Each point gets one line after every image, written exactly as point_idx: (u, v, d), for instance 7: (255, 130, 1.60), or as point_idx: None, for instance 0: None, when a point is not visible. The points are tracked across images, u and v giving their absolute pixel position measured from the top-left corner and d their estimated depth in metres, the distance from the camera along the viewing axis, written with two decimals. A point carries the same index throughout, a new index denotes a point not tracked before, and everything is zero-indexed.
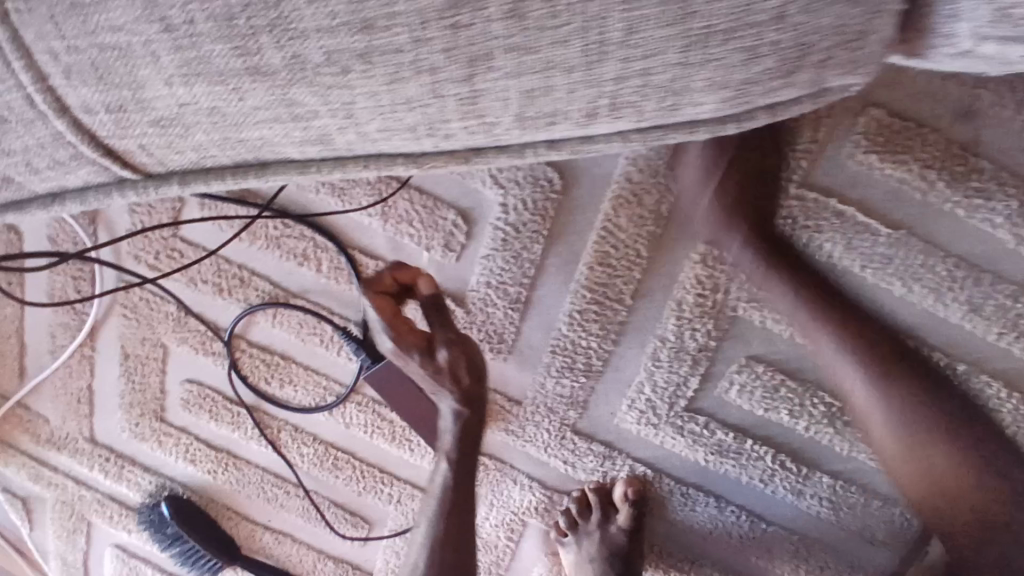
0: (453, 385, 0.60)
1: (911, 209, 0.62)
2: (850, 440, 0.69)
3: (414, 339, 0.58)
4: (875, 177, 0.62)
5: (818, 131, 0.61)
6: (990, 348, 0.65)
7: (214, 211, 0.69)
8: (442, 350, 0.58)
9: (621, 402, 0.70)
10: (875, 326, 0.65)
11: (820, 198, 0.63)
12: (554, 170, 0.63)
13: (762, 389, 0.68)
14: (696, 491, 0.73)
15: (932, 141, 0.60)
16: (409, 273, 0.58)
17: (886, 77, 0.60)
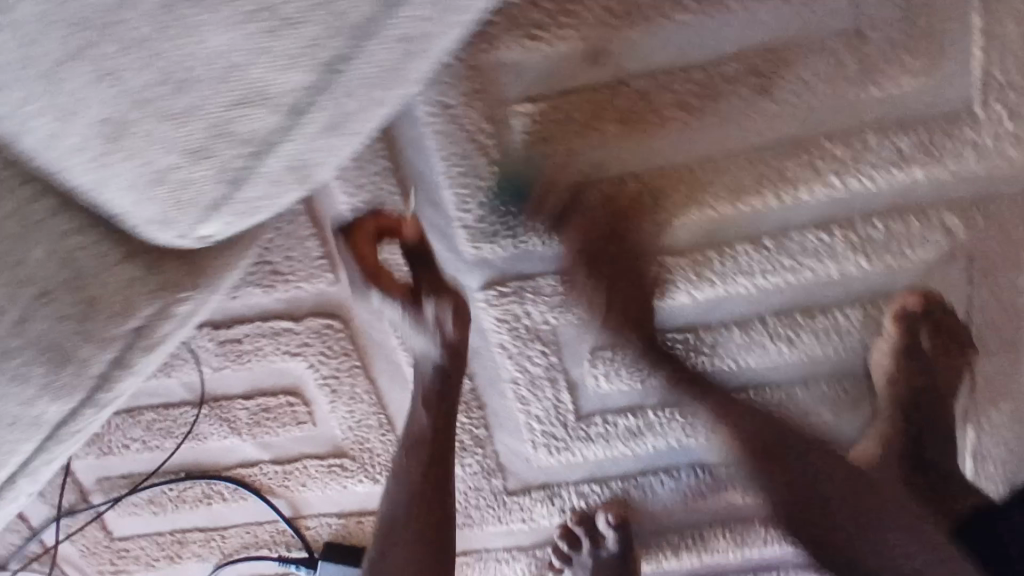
0: (436, 336, 0.59)
1: (615, 155, 0.62)
2: (725, 356, 0.70)
3: (396, 290, 0.58)
4: (565, 152, 0.62)
5: (491, 153, 0.61)
6: (784, 211, 0.64)
7: (123, 507, 0.76)
8: (427, 301, 0.58)
9: (527, 445, 0.74)
10: (668, 260, 0.66)
11: (538, 199, 0.63)
12: (325, 316, 0.67)
13: (626, 366, 0.70)
14: (644, 475, 0.76)
15: (585, 95, 0.60)
16: (397, 218, 0.59)
17: (509, 71, 0.60)
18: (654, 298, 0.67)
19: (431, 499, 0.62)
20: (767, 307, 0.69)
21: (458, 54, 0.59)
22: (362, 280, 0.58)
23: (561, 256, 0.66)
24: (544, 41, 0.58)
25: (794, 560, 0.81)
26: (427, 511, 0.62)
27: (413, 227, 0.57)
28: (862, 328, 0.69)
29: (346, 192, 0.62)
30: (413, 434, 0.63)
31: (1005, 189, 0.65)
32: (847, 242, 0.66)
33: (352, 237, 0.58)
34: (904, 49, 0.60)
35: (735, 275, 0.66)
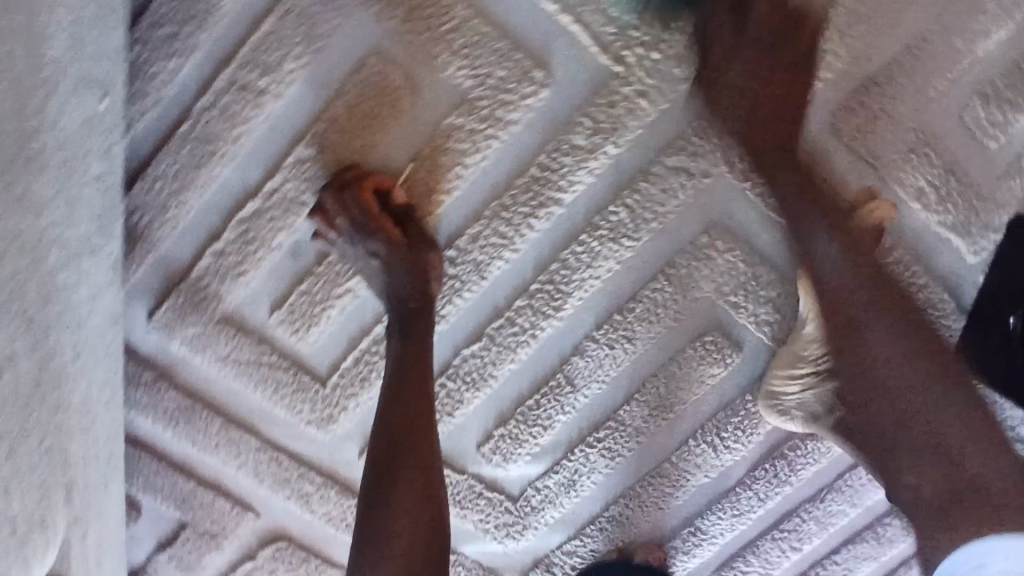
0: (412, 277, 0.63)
1: (368, 304, 0.69)
2: (586, 384, 0.73)
3: (392, 231, 0.63)
4: (329, 327, 0.69)
5: (283, 365, 0.70)
6: (530, 251, 0.67)
7: None
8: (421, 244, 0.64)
9: (495, 541, 0.80)
10: (465, 348, 0.71)
11: (342, 372, 0.71)
12: (274, 541, 0.79)
13: (513, 442, 0.75)
14: (608, 509, 0.79)
15: (310, 285, 0.67)
16: (389, 177, 0.64)
17: (244, 303, 0.68)
18: (489, 380, 0.72)
19: (416, 464, 0.62)
20: (584, 326, 0.71)
21: (203, 320, 0.68)
22: (365, 220, 0.62)
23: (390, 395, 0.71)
24: (250, 262, 0.66)
25: (804, 496, 0.80)
26: (411, 479, 0.61)
27: (402, 196, 0.64)
28: (678, 292, 0.69)
29: (213, 456, 0.73)
30: (393, 417, 0.62)
31: (704, 104, 0.63)
32: (600, 240, 0.67)
33: (357, 185, 0.62)
34: (520, 70, 0.61)
35: (537, 324, 0.70)
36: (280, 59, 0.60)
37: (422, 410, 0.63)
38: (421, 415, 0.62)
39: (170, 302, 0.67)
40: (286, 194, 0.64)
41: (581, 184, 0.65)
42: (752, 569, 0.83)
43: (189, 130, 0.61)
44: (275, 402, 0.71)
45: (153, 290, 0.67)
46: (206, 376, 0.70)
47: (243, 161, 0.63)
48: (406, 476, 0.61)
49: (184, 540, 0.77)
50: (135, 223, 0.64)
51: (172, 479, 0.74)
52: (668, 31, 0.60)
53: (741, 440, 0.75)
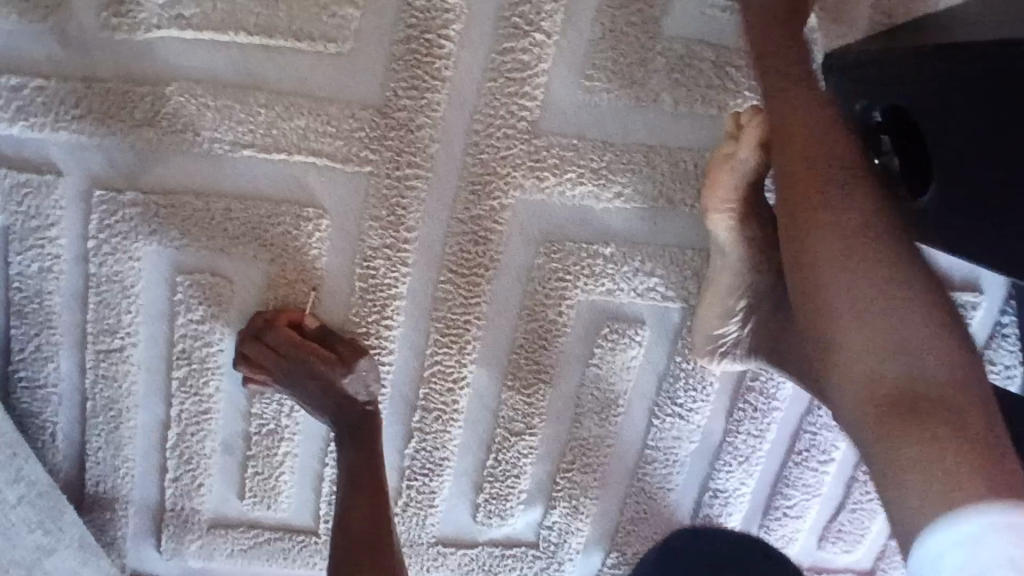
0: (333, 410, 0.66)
1: (310, 455, 0.75)
2: (528, 422, 0.75)
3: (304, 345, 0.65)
4: (292, 487, 0.76)
5: (277, 534, 0.78)
6: (406, 345, 0.71)
7: None
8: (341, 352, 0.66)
9: None
10: (407, 448, 0.75)
11: (325, 517, 0.78)
12: None
13: (499, 501, 0.78)
14: (622, 513, 0.79)
15: (255, 465, 0.75)
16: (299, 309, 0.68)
17: (219, 503, 0.77)
18: (445, 462, 0.76)
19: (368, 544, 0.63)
20: (494, 378, 0.73)
21: (196, 533, 0.77)
22: (276, 339, 0.65)
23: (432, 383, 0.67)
24: (201, 471, 0.75)
25: (799, 411, 0.76)
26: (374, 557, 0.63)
27: (313, 321, 0.68)
28: (552, 308, 0.71)
29: None
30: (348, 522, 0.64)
31: (461, 149, 0.65)
32: (453, 305, 0.70)
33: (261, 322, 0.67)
34: (294, 217, 0.65)
35: (451, 398, 0.73)
36: (118, 318, 0.69)
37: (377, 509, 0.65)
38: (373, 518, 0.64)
39: (164, 533, 0.77)
40: (192, 410, 0.72)
41: (406, 275, 0.68)
42: (797, 500, 0.79)
43: (94, 405, 0.72)
44: (291, 566, 0.80)
45: (149, 532, 0.77)
46: (230, 569, 0.80)
47: (147, 403, 0.72)
48: (369, 569, 0.62)
49: None
50: (103, 491, 0.75)
51: None
52: (385, 114, 0.63)
53: (699, 396, 0.74)
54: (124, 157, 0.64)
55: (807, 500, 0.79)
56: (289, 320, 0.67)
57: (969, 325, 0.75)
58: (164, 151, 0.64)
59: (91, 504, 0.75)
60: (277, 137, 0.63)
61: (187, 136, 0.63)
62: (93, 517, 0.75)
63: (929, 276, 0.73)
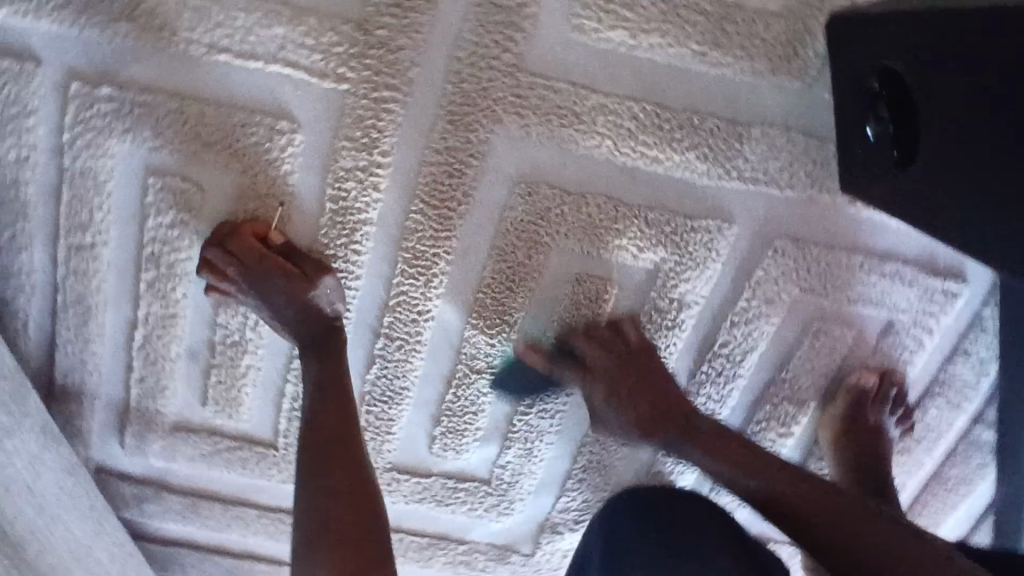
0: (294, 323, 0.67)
1: (272, 370, 0.77)
2: (489, 361, 0.75)
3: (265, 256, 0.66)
4: (255, 399, 0.78)
5: (238, 444, 0.80)
6: (373, 272, 0.71)
7: None
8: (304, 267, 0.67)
9: (495, 520, 0.85)
10: (368, 375, 0.76)
11: (284, 432, 0.79)
12: None
13: (455, 435, 0.79)
14: (577, 463, 0.80)
15: (218, 375, 0.76)
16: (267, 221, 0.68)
17: (183, 408, 0.79)
18: (405, 392, 0.77)
19: (340, 446, 0.65)
20: (461, 314, 0.73)
21: (160, 433, 0.80)
22: (237, 247, 0.66)
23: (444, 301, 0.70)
24: (166, 374, 0.76)
25: (763, 380, 0.76)
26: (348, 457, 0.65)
27: (279, 237, 0.68)
28: (523, 251, 0.70)
29: (231, 533, 0.86)
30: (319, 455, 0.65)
31: (440, 75, 0.63)
32: (422, 236, 0.69)
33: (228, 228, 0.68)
34: (268, 129, 0.65)
35: (415, 330, 0.74)
36: (90, 214, 0.69)
37: (347, 437, 0.66)
38: (341, 433, 0.66)
39: (128, 430, 0.79)
40: (160, 314, 0.73)
41: (377, 202, 0.68)
42: None
43: (64, 298, 0.73)
44: (249, 475, 0.82)
45: (114, 428, 0.80)
46: (191, 473, 0.82)
47: (116, 302, 0.74)
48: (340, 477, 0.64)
49: None
50: (72, 382, 0.77)
51: (214, 559, 0.88)
52: (365, 31, 0.61)
53: (662, 354, 0.74)
54: (101, 52, 0.63)
55: None
56: (254, 233, 0.67)
57: (947, 318, 0.73)
58: (141, 50, 0.63)
59: (58, 394, 0.77)
60: (254, 44, 0.62)
61: (165, 35, 0.62)
62: (60, 407, 0.77)
63: (915, 261, 0.71)
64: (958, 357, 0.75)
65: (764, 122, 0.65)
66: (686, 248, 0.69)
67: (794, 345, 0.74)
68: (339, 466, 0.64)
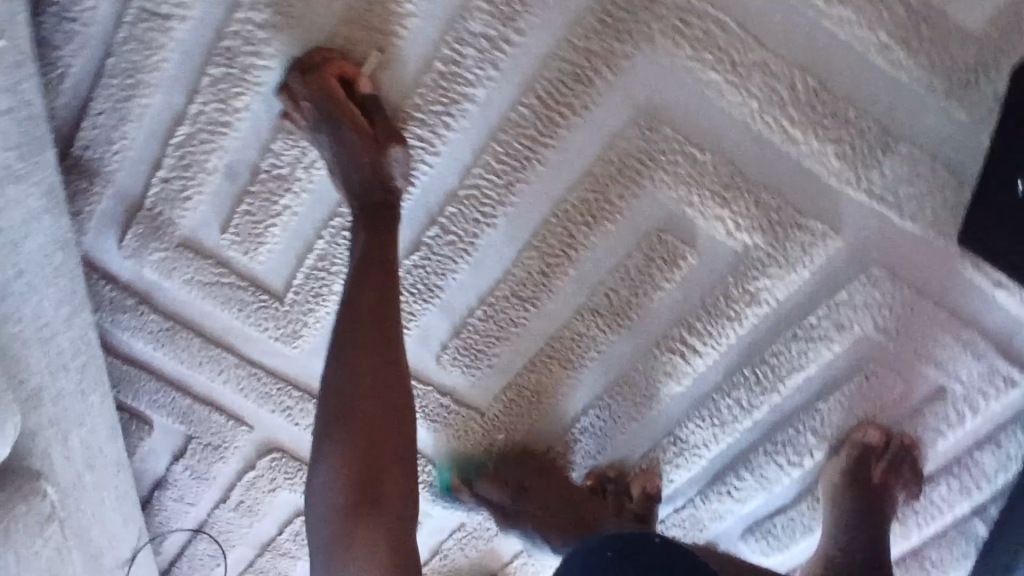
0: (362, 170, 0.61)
1: (308, 220, 0.71)
2: (535, 289, 0.70)
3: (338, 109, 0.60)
4: (279, 244, 0.72)
5: (242, 284, 0.74)
6: (453, 156, 0.65)
7: None
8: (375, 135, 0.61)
9: (467, 448, 0.81)
10: (408, 261, 0.70)
11: (296, 288, 0.74)
12: (271, 452, 0.84)
13: (470, 353, 0.74)
14: (579, 422, 0.77)
15: (251, 204, 0.70)
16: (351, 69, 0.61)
17: (199, 225, 0.72)
18: (437, 293, 0.71)
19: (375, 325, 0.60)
20: (525, 232, 0.68)
21: (164, 245, 0.73)
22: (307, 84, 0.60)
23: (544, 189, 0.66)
24: (195, 185, 0.69)
25: (797, 402, 0.73)
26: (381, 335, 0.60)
27: (368, 85, 0.62)
28: (615, 188, 0.65)
29: (200, 373, 0.80)
30: (350, 372, 0.60)
31: None
32: (521, 135, 0.63)
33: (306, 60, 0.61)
34: None
35: (473, 231, 0.68)
36: None
37: (383, 355, 0.60)
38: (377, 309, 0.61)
39: (132, 230, 0.72)
40: (213, 118, 0.66)
41: (487, 80, 0.61)
42: (747, 485, 0.76)
43: (114, 64, 0.63)
44: (242, 320, 0.76)
45: (119, 220, 0.73)
46: (181, 297, 0.76)
47: (169, 89, 0.66)
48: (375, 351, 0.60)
49: (191, 450, 0.85)
50: (90, 158, 0.69)
51: (170, 396, 0.81)
52: None
53: (711, 343, 0.70)
54: None
55: (756, 489, 0.77)
56: (340, 73, 0.61)
57: (994, 404, 0.69)
58: None
59: None
60: None
61: None
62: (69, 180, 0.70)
63: (993, 338, 0.66)
64: (986, 447, 0.71)
65: (912, 141, 0.61)
66: (783, 244, 0.64)
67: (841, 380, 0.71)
68: (371, 342, 0.60)
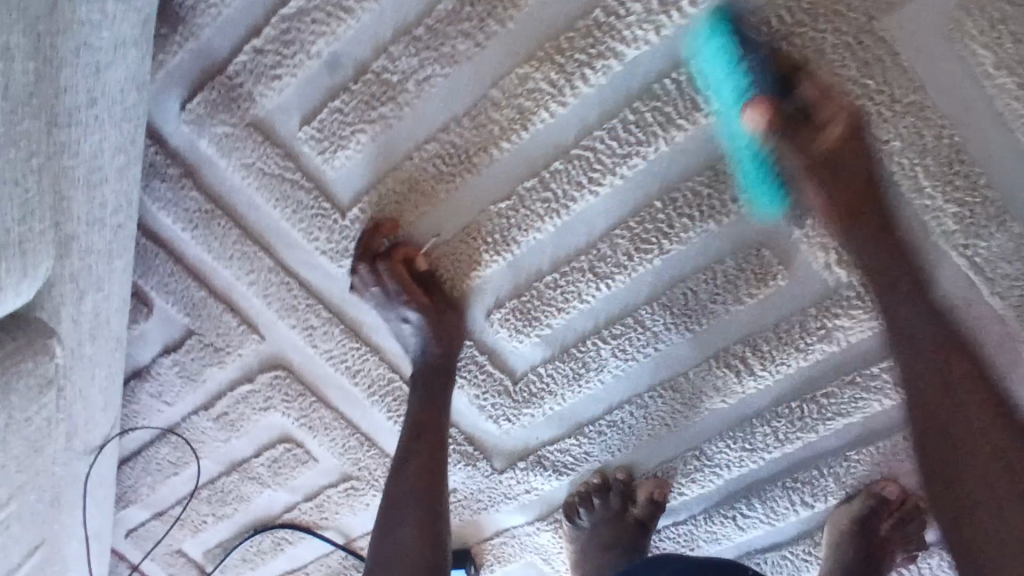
0: None
1: (399, 136, 0.66)
2: (613, 269, 0.67)
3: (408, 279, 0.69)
4: (361, 154, 0.67)
5: (306, 184, 0.69)
6: (578, 113, 0.62)
7: (229, 568, 0.94)
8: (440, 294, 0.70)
9: (484, 419, 0.77)
10: (497, 207, 0.67)
11: (364, 206, 0.69)
12: (275, 369, 0.79)
13: (524, 319, 0.71)
14: (609, 413, 0.74)
15: (346, 103, 0.64)
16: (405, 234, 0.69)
17: (279, 110, 0.66)
18: (513, 249, 0.68)
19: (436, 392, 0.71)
20: (623, 209, 0.66)
21: (234, 120, 0.66)
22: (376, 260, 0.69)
23: (658, 174, 0.64)
24: (290, 66, 0.63)
25: (829, 446, 0.72)
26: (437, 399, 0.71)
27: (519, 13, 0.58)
28: (729, 187, 0.63)
29: (227, 267, 0.74)
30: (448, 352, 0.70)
31: None
32: (657, 111, 0.61)
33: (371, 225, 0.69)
34: None
35: (573, 193, 0.65)
36: None
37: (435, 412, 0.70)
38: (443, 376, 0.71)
39: (203, 94, 0.66)
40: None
41: (643, 45, 0.58)
42: (755, 515, 0.76)
43: None
44: (293, 223, 0.71)
45: (190, 80, 0.66)
46: (232, 181, 0.70)
47: None
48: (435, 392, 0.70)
49: (189, 347, 0.79)
50: (180, 4, 0.61)
51: (187, 282, 0.75)
52: None
53: (770, 369, 0.69)
54: None
55: (761, 521, 0.76)
56: (405, 256, 0.69)
57: None
58: None
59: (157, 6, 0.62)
60: None
61: None
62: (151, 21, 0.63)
63: None
64: None
65: None
66: None
67: (876, 435, 0.70)
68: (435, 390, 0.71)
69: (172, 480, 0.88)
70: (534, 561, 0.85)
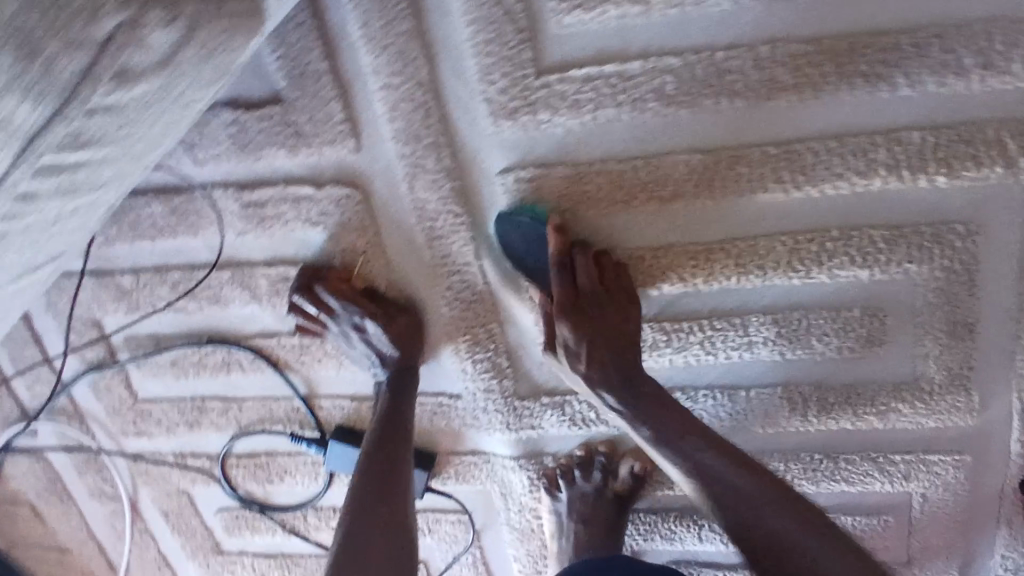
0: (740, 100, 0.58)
1: (645, 31, 0.60)
2: (756, 268, 0.66)
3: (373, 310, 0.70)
4: (595, 23, 0.59)
5: (519, 20, 0.60)
6: (821, 111, 0.60)
7: (148, 367, 0.80)
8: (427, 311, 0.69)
9: (536, 344, 0.73)
10: (689, 154, 0.63)
11: (563, 77, 0.61)
12: (349, 187, 0.68)
13: (641, 271, 0.67)
14: (657, 392, 0.73)
15: None
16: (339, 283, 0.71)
17: None
18: (678, 202, 0.64)
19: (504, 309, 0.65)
20: (798, 221, 0.64)
21: None
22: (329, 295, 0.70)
23: (847, 207, 0.63)
24: None
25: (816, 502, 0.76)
26: None
27: None
28: (901, 252, 0.64)
29: (370, 56, 0.62)
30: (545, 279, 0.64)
31: None
32: (891, 151, 0.60)
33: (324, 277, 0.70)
34: None
35: (768, 181, 0.62)
36: None
37: None
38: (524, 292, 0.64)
39: None
40: None
41: (920, 86, 0.58)
42: (719, 533, 0.79)
43: None
44: (477, 52, 0.61)
45: None
46: None
47: None
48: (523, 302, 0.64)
49: (265, 114, 0.65)
50: None
51: (314, 45, 0.62)
52: None
53: (819, 420, 0.71)
54: None
55: (719, 539, 0.79)
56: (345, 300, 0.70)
57: None
58: None
59: None
60: None
61: None
62: None
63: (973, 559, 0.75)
64: None
65: None
66: (946, 394, 0.68)
67: (858, 509, 0.75)
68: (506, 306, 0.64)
69: (146, 245, 0.73)
70: (491, 492, 0.81)
